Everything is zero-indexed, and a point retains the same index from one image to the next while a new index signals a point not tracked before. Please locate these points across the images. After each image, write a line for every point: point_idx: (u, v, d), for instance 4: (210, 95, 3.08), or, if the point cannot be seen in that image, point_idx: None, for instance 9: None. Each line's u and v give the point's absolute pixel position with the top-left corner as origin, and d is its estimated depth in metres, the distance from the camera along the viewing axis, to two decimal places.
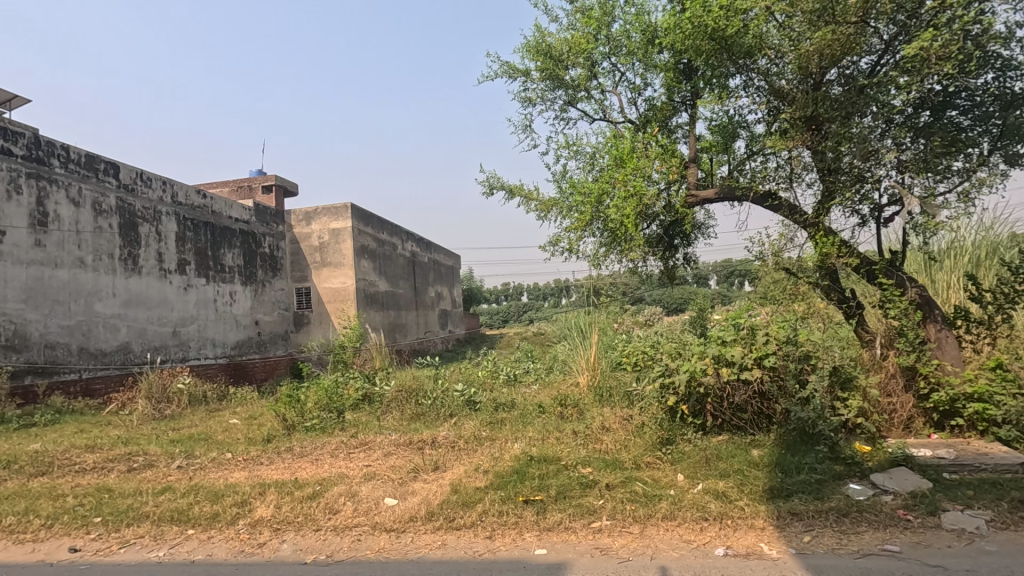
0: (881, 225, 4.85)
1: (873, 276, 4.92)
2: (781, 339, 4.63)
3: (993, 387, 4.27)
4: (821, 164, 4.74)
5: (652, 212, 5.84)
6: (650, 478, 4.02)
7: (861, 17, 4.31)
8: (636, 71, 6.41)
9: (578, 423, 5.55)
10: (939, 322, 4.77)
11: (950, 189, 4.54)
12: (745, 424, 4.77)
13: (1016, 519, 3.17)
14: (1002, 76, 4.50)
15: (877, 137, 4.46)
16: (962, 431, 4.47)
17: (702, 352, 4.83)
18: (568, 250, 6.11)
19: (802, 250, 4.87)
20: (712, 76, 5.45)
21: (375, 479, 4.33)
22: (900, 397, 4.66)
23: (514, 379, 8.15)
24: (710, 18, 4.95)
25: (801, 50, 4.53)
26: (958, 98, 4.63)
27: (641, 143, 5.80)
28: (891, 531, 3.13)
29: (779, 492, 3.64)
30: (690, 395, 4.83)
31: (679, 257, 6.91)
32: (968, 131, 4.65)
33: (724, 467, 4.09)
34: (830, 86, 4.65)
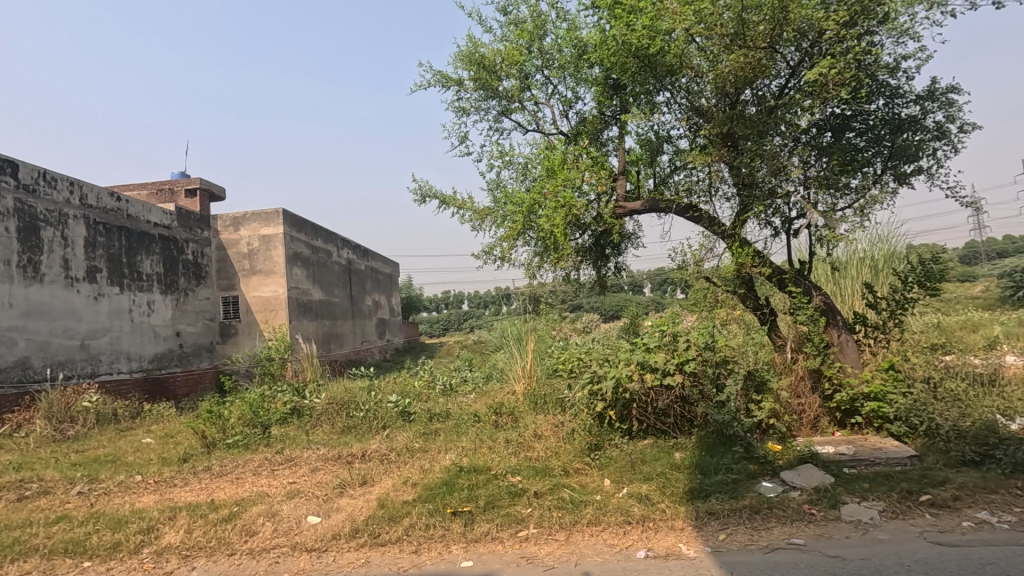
0: (791, 236, 5.18)
1: (784, 284, 5.25)
2: (701, 345, 4.85)
3: (887, 387, 4.72)
4: (737, 179, 5.03)
5: (583, 222, 6.00)
6: (578, 484, 4.09)
7: (769, 43, 4.63)
8: (567, 85, 6.56)
9: (512, 431, 5.57)
10: (840, 327, 5.13)
11: (849, 204, 4.93)
12: (669, 428, 4.94)
13: (904, 508, 3.46)
14: (890, 103, 5.02)
15: (785, 154, 4.80)
16: (861, 428, 4.83)
17: (628, 358, 4.98)
18: (502, 259, 6.14)
19: (721, 259, 5.13)
20: (637, 92, 5.65)
21: (298, 498, 4.14)
22: (808, 398, 4.96)
23: (450, 389, 8.06)
24: (635, 36, 5.15)
25: (718, 71, 4.79)
26: (855, 121, 5.07)
27: (572, 154, 5.94)
28: (797, 525, 3.34)
29: (698, 493, 3.79)
30: (616, 401, 4.98)
31: (611, 266, 7.10)
32: (863, 152, 5.11)
33: (648, 470, 4.22)
34: (746, 105, 4.94)
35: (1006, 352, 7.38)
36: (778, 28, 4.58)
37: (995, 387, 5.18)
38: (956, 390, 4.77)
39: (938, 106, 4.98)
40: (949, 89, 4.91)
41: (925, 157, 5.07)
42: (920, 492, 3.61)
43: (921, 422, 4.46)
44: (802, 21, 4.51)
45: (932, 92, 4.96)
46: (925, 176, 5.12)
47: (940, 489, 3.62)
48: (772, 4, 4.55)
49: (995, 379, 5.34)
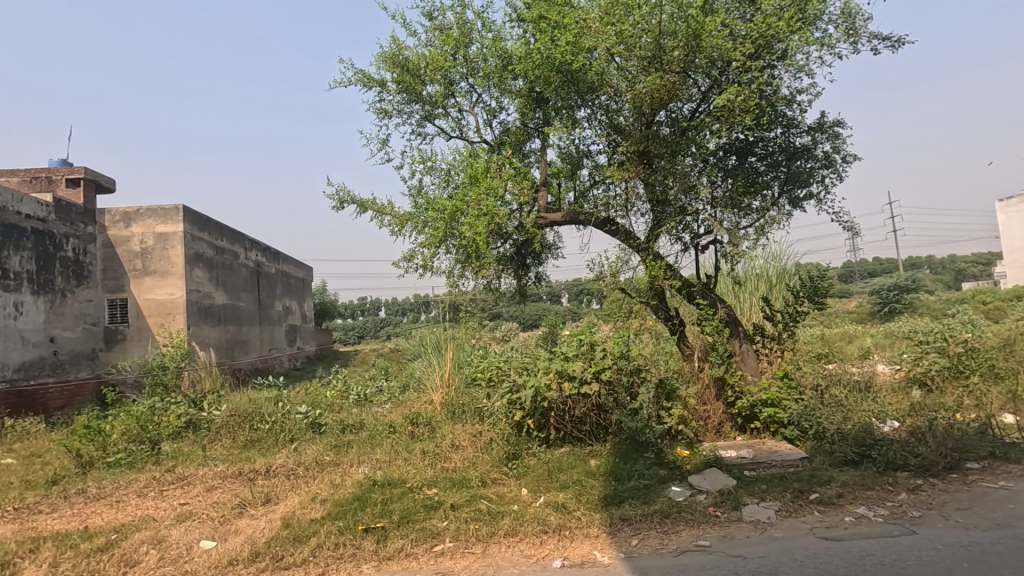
0: (699, 251, 5.50)
1: (692, 297, 5.55)
2: (616, 354, 4.99)
3: (781, 394, 5.10)
4: (651, 196, 5.28)
5: (504, 232, 6.02)
6: (495, 494, 4.05)
7: (682, 68, 4.91)
8: (491, 94, 6.59)
9: (429, 441, 5.44)
10: (742, 338, 5.49)
11: (750, 224, 5.31)
12: (585, 436, 5.05)
13: (797, 506, 3.73)
14: (787, 132, 5.48)
15: (695, 174, 5.11)
16: (759, 432, 5.18)
17: (546, 367, 5.04)
18: (423, 266, 6.01)
19: (636, 271, 5.33)
20: (560, 107, 5.78)
21: (190, 521, 3.78)
22: (712, 405, 5.27)
23: (365, 399, 7.75)
24: (558, 51, 5.25)
25: (636, 91, 5.00)
26: (756, 147, 5.49)
27: (495, 163, 5.95)
28: (703, 527, 3.50)
29: (612, 499, 3.88)
30: (535, 410, 5.02)
31: (531, 276, 7.17)
32: (763, 175, 5.53)
33: (564, 478, 4.27)
34: (661, 126, 5.20)
35: (877, 361, 8.25)
36: (691, 55, 4.87)
37: (870, 392, 5.77)
38: (838, 396, 5.26)
39: (826, 138, 5.50)
40: (835, 123, 5.44)
41: (815, 183, 5.58)
42: (810, 491, 3.91)
43: (810, 426, 4.86)
44: (713, 51, 4.83)
45: (821, 125, 5.47)
46: (814, 201, 5.63)
47: (826, 488, 3.95)
48: (685, 33, 4.84)
49: (869, 385, 5.95)
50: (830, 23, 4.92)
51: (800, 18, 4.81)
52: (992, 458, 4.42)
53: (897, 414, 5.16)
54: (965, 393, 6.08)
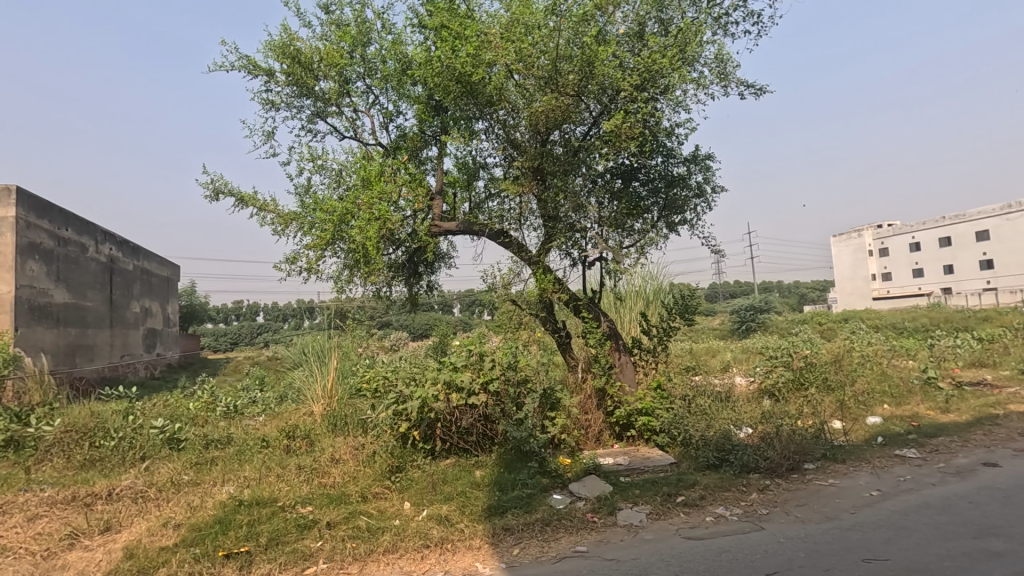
0: (586, 267, 5.77)
1: (578, 310, 5.80)
2: (504, 365, 5.03)
3: (655, 403, 5.47)
4: (543, 211, 5.47)
5: (397, 238, 5.87)
6: (376, 510, 3.90)
7: (576, 92, 5.16)
8: (389, 97, 6.45)
9: (306, 456, 5.11)
10: (622, 350, 5.81)
11: (632, 243, 5.68)
12: (471, 446, 5.04)
13: (665, 509, 4.00)
14: (666, 161, 5.95)
15: (585, 194, 5.38)
16: (634, 439, 5.52)
17: (435, 378, 4.97)
18: (308, 269, 5.67)
19: (526, 284, 5.46)
20: (458, 117, 5.79)
21: (2, 558, 3.20)
22: (593, 414, 5.52)
23: (234, 411, 7.11)
24: (459, 61, 5.28)
25: (532, 109, 5.17)
26: (639, 173, 5.91)
27: (389, 168, 5.81)
28: (581, 533, 3.63)
29: (496, 510, 3.90)
30: (421, 421, 4.93)
31: (423, 285, 7.06)
32: (645, 200, 5.96)
33: (449, 490, 4.21)
34: (554, 145, 5.41)
35: (735, 374, 9.16)
36: (584, 80, 5.14)
37: (729, 402, 6.38)
38: (703, 405, 5.76)
39: (699, 169, 6.05)
40: (707, 157, 6.01)
41: (688, 210, 6.11)
42: (678, 494, 4.22)
43: (679, 433, 5.26)
44: (604, 79, 5.12)
45: (695, 157, 6.01)
46: (687, 226, 6.15)
47: (691, 491, 4.28)
48: (580, 59, 5.09)
49: (729, 395, 6.58)
50: (705, 66, 5.41)
51: (682, 57, 5.20)
52: (823, 459, 5.08)
53: (751, 422, 5.76)
54: (804, 402, 6.94)
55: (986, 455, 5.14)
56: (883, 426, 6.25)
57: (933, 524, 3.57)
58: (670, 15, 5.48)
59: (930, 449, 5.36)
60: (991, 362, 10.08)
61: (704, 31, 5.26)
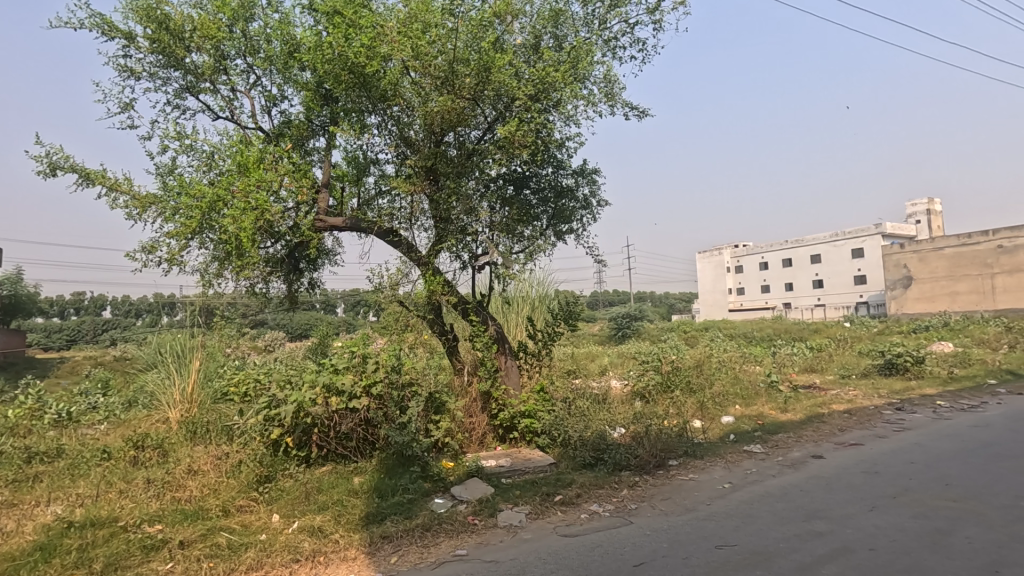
0: (475, 271, 5.81)
1: (467, 313, 5.82)
2: (388, 367, 4.87)
3: (538, 406, 5.62)
4: (435, 212, 5.43)
5: (276, 231, 5.47)
6: (239, 524, 3.59)
7: (472, 96, 5.20)
8: (272, 79, 6.02)
9: (157, 468, 4.57)
10: (508, 354, 5.92)
11: (522, 249, 5.82)
12: (350, 453, 4.81)
13: (544, 509, 4.12)
14: (556, 172, 6.18)
15: (477, 198, 5.43)
16: (516, 442, 5.63)
17: (313, 381, 4.70)
18: (167, 260, 5.08)
19: (415, 285, 5.35)
20: (349, 109, 5.56)
21: None
22: (477, 417, 5.57)
23: (67, 419, 6.17)
24: (352, 51, 5.06)
25: (427, 108, 5.12)
26: (531, 181, 6.08)
27: (270, 155, 5.40)
28: (461, 536, 3.62)
29: (374, 517, 3.76)
30: (295, 427, 4.63)
31: (304, 282, 6.65)
32: (534, 208, 6.14)
33: (324, 500, 4.00)
34: (449, 147, 5.43)
35: (611, 377, 9.73)
36: (481, 85, 5.19)
37: (605, 404, 6.76)
38: (582, 407, 6.03)
39: (585, 182, 6.36)
40: (593, 171, 6.33)
41: (575, 221, 6.38)
42: (556, 494, 4.37)
43: (559, 434, 5.46)
44: (500, 85, 5.20)
45: (583, 171, 6.30)
46: (573, 236, 6.43)
47: (568, 490, 4.45)
48: (477, 63, 5.13)
49: (605, 398, 6.96)
50: (595, 84, 5.70)
51: (574, 74, 5.41)
52: (685, 456, 5.55)
53: (624, 422, 6.14)
54: (670, 403, 7.55)
55: (814, 448, 5.95)
56: (735, 425, 6.98)
57: (772, 511, 4.05)
58: (564, 33, 5.71)
59: (771, 444, 6.09)
60: (820, 367, 11.70)
61: (595, 51, 5.53)
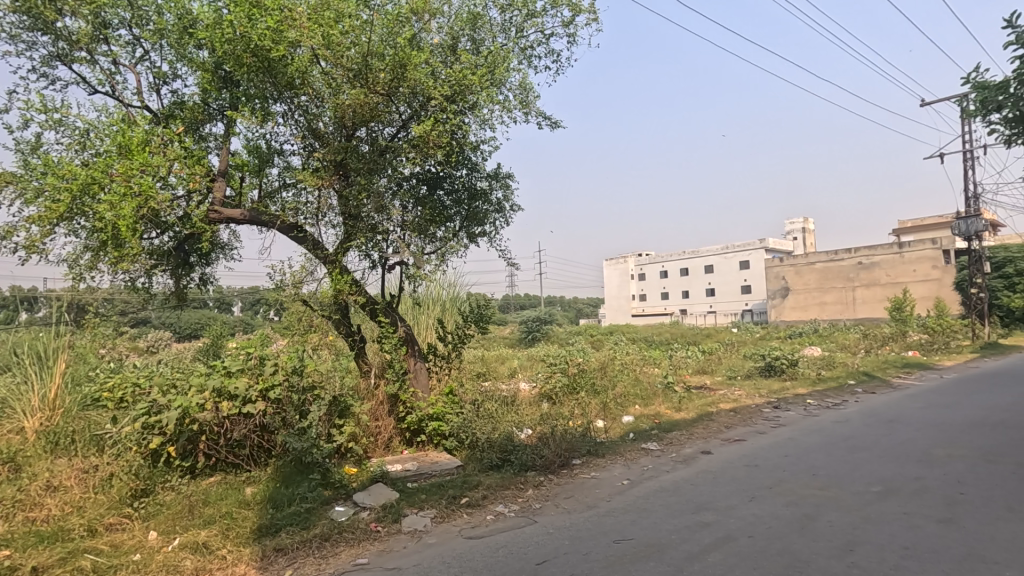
0: (385, 270, 5.69)
1: (375, 314, 5.69)
2: (289, 370, 4.59)
3: (446, 408, 5.59)
4: (344, 209, 5.25)
5: (162, 221, 5.01)
6: (108, 545, 3.27)
7: (386, 92, 5.10)
8: (163, 55, 5.51)
9: (7, 485, 4.01)
10: (417, 356, 5.85)
11: (434, 250, 5.76)
12: (242, 461, 4.50)
13: (449, 512, 4.10)
14: (470, 174, 6.19)
15: (388, 196, 5.30)
16: (424, 445, 5.55)
17: (201, 384, 4.35)
18: (27, 247, 4.48)
19: (320, 284, 5.13)
20: (252, 94, 5.22)
21: None
22: (384, 420, 5.46)
23: None
24: (256, 33, 4.77)
25: (339, 101, 4.97)
26: (444, 181, 6.04)
27: (158, 137, 4.94)
28: (362, 545, 3.50)
29: (267, 530, 3.55)
30: (179, 435, 4.26)
31: (194, 278, 6.14)
32: (448, 209, 6.11)
33: (210, 513, 3.71)
34: (360, 142, 5.28)
35: (520, 380, 9.89)
36: (395, 81, 5.09)
37: (513, 406, 6.85)
38: (490, 409, 6.07)
39: (499, 186, 6.42)
40: (507, 176, 6.41)
41: (488, 224, 6.42)
42: (462, 496, 4.36)
43: (466, 436, 5.46)
44: (415, 83, 5.13)
45: (497, 174, 6.36)
46: (486, 239, 6.47)
47: (474, 492, 4.46)
48: (392, 59, 5.03)
49: (513, 400, 7.06)
50: (510, 91, 5.76)
51: (491, 78, 5.44)
52: (588, 455, 5.76)
53: (530, 424, 6.26)
54: (575, 405, 7.81)
55: (703, 445, 6.40)
56: (634, 424, 7.35)
57: (665, 504, 4.31)
58: (482, 36, 5.72)
59: (666, 442, 6.48)
60: (710, 369, 12.64)
61: (511, 58, 5.60)
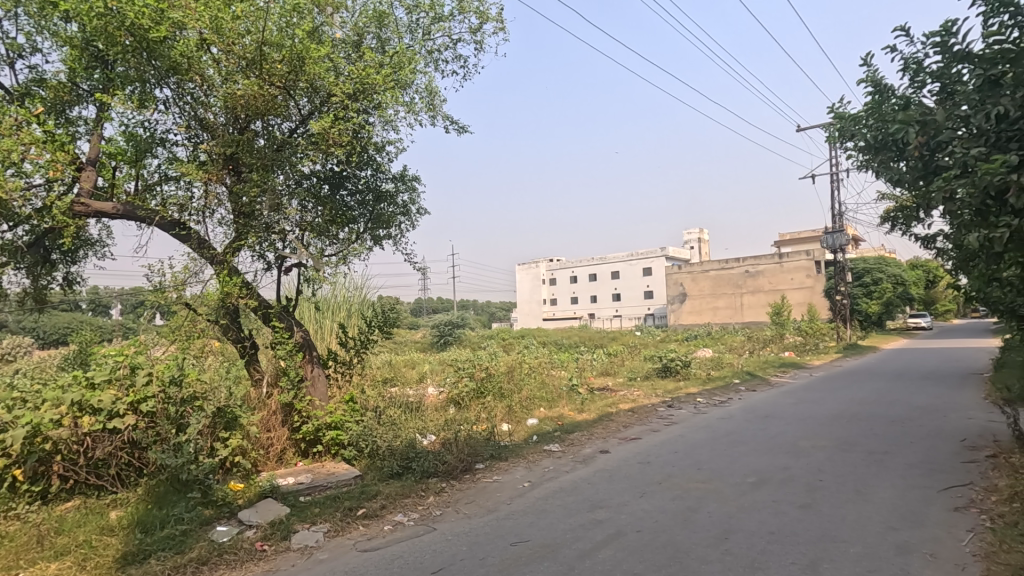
0: (281, 272, 5.40)
1: (268, 318, 5.37)
2: (165, 380, 4.23)
3: (345, 417, 5.37)
4: (235, 205, 4.91)
5: (14, 213, 4.42)
6: None
7: (283, 86, 4.87)
8: (19, 25, 4.87)
9: None
10: (315, 362, 5.60)
11: (334, 252, 5.54)
12: (106, 483, 4.04)
13: (345, 525, 3.94)
14: (374, 175, 6.05)
15: (286, 194, 5.02)
16: (320, 455, 5.31)
17: (57, 399, 3.90)
18: None
19: (206, 285, 4.75)
20: (128, 76, 4.77)
21: None
22: (276, 431, 5.18)
23: None
24: (133, 10, 4.36)
25: (230, 90, 4.67)
26: (347, 181, 5.84)
27: (10, 117, 4.35)
28: (245, 566, 3.28)
29: (134, 557, 3.24)
30: (27, 456, 3.75)
31: (57, 278, 5.47)
32: (351, 210, 5.92)
33: (64, 543, 3.31)
34: (255, 136, 4.98)
35: (428, 385, 9.76)
36: (293, 74, 4.85)
37: (417, 412, 6.74)
38: (392, 416, 5.93)
39: (405, 189, 6.32)
40: (413, 179, 6.32)
41: (394, 226, 6.29)
42: (359, 507, 4.21)
43: (366, 445, 5.29)
44: (315, 78, 4.92)
45: (402, 177, 6.26)
46: (391, 241, 6.34)
47: (372, 502, 4.32)
48: (290, 51, 4.79)
49: (418, 406, 6.95)
50: (416, 93, 5.69)
51: (396, 78, 5.31)
52: (491, 459, 5.79)
53: (434, 430, 6.19)
54: (481, 409, 7.83)
55: (603, 444, 6.67)
56: (539, 426, 7.49)
57: (562, 504, 4.43)
58: (388, 35, 5.61)
59: (567, 443, 6.67)
60: (613, 371, 13.21)
61: (418, 60, 5.52)
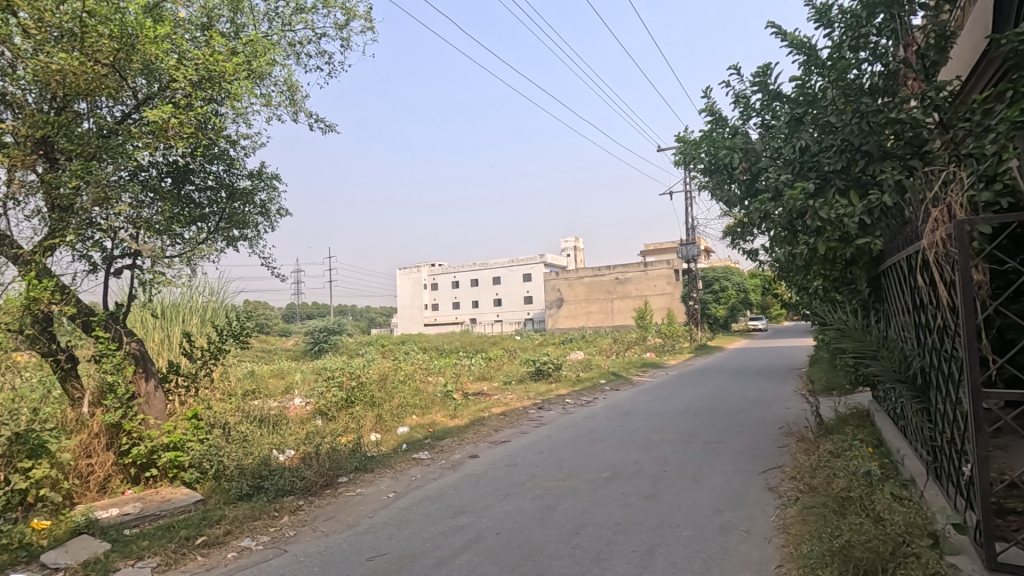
0: (111, 275, 4.78)
1: (90, 327, 4.71)
2: None
3: (185, 436, 4.84)
4: (48, 196, 4.22)
5: None
6: None
7: (112, 65, 4.34)
8: None
9: None
10: (150, 377, 5.02)
11: (176, 253, 5.01)
12: None
13: (178, 557, 3.54)
14: (227, 171, 5.58)
15: (116, 187, 4.42)
16: (155, 480, 4.75)
17: None
18: None
19: (7, 289, 4.05)
20: None
21: None
22: (100, 457, 4.54)
23: None
24: None
25: (41, 63, 4.05)
26: (194, 176, 5.33)
27: None
28: None
29: None
30: None
31: None
32: (200, 207, 5.42)
33: None
34: (78, 118, 4.38)
35: (294, 395, 9.18)
36: (124, 52, 4.33)
37: (277, 425, 6.28)
38: (244, 432, 5.45)
39: (264, 187, 5.90)
40: (273, 176, 5.92)
41: (250, 227, 5.84)
42: (197, 536, 3.81)
43: (211, 466, 4.84)
44: (153, 61, 4.43)
45: (260, 173, 5.84)
46: (246, 243, 5.87)
47: (214, 528, 3.94)
48: (122, 27, 4.25)
49: (279, 419, 6.48)
50: (273, 85, 5.37)
51: (251, 68, 4.92)
52: (356, 471, 5.56)
53: (294, 444, 5.81)
54: (350, 420, 7.51)
55: (473, 449, 6.72)
56: (410, 434, 7.36)
57: (425, 512, 4.38)
58: (242, 21, 5.22)
59: (437, 450, 6.62)
60: (489, 375, 13.41)
61: (275, 51, 5.17)
